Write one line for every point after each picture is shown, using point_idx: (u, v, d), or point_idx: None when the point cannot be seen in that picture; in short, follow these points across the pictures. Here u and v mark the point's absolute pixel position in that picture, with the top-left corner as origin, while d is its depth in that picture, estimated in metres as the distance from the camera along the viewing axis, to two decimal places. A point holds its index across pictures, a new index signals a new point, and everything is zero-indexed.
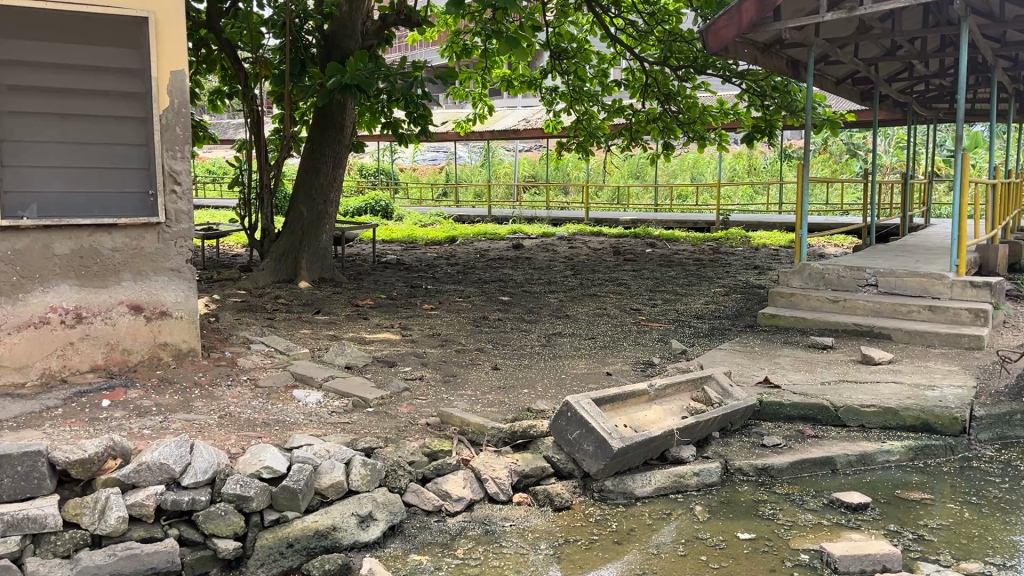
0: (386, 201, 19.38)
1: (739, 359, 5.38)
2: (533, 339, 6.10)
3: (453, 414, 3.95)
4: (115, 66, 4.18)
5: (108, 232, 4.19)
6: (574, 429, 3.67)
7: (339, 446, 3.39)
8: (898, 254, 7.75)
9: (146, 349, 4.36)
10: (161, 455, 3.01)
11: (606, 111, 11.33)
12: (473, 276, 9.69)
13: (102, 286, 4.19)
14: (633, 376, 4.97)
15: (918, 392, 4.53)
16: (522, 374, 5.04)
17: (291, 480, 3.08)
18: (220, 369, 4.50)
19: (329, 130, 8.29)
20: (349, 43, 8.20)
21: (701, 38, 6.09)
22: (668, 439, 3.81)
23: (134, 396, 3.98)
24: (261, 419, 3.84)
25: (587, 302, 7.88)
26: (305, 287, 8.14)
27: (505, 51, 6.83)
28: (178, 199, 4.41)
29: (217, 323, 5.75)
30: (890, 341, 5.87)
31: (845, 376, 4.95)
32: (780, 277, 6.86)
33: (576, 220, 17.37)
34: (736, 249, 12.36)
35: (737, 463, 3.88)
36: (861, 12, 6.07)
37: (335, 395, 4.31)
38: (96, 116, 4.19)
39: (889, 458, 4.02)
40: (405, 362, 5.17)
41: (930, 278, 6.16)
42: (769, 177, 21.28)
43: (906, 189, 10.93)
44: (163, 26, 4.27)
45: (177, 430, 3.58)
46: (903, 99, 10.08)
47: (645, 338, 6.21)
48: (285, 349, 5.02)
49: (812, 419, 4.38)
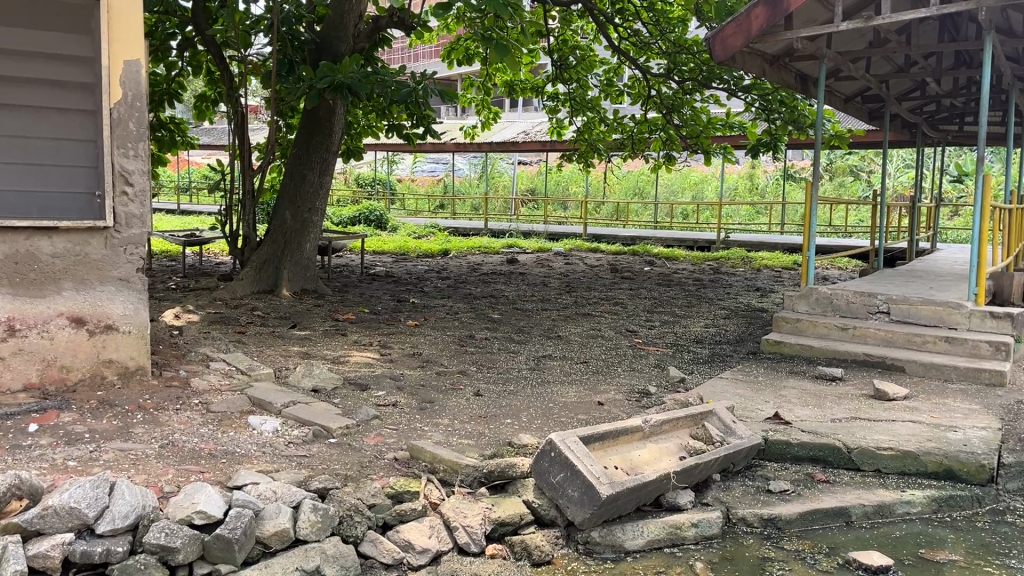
0: (381, 210, 18.97)
1: (741, 391, 4.97)
2: (521, 362, 5.69)
3: (423, 449, 3.55)
4: (63, 53, 3.80)
5: (48, 236, 3.77)
6: (558, 472, 3.24)
7: (289, 487, 2.99)
8: (909, 280, 7.36)
9: (88, 366, 3.93)
10: (72, 498, 2.59)
11: (606, 124, 11.08)
12: (463, 290, 9.30)
13: (39, 295, 3.78)
14: (626, 408, 4.55)
15: (939, 433, 4.11)
16: (506, 403, 4.60)
17: (227, 529, 2.67)
18: (170, 391, 4.07)
19: (317, 135, 7.86)
20: (341, 47, 7.78)
21: (706, 45, 5.82)
22: (664, 484, 3.41)
23: (66, 420, 3.55)
24: (207, 450, 3.42)
25: (580, 322, 7.47)
26: (286, 299, 7.72)
27: (494, 59, 6.49)
28: (130, 201, 3.98)
29: (179, 337, 5.34)
30: (904, 374, 5.45)
31: (857, 412, 4.54)
32: (785, 301, 6.45)
33: (574, 235, 17.01)
34: (737, 270, 11.96)
35: (741, 512, 3.47)
36: (878, 22, 5.68)
37: (294, 422, 3.88)
38: (39, 107, 3.80)
39: (910, 510, 3.61)
40: (379, 385, 4.74)
41: (946, 307, 5.74)
42: (772, 197, 20.96)
43: (914, 212, 10.53)
44: (117, 10, 3.85)
45: (107, 462, 3.15)
46: (913, 118, 9.68)
47: (640, 364, 5.80)
48: (246, 369, 4.60)
49: (822, 461, 3.96)
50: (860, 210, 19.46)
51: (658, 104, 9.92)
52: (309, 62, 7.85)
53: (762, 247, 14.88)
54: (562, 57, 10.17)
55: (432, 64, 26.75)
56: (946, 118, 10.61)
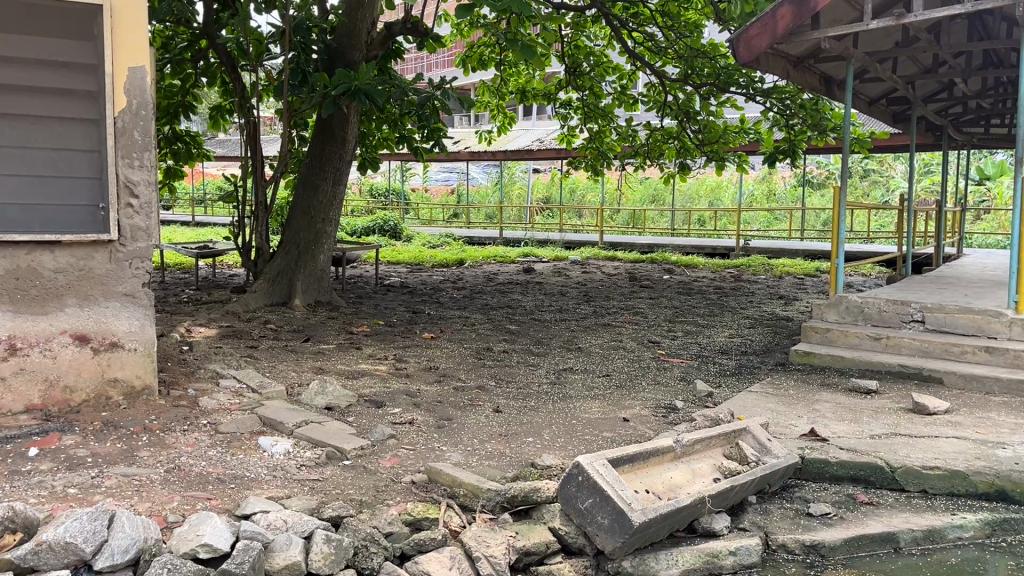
0: (395, 219, 18.83)
1: (773, 405, 4.75)
2: (541, 376, 5.49)
3: (442, 472, 3.36)
4: (64, 60, 3.66)
5: (50, 251, 3.64)
6: (586, 497, 3.03)
7: (301, 516, 2.82)
8: (941, 287, 7.10)
9: (93, 386, 3.78)
10: (68, 533, 2.42)
11: (622, 129, 10.86)
12: (480, 301, 9.12)
13: (41, 312, 3.64)
14: (653, 424, 4.34)
15: (987, 451, 3.87)
16: (528, 420, 4.40)
17: (233, 563, 2.49)
18: (177, 411, 3.90)
19: (330, 144, 7.69)
20: (354, 54, 7.65)
21: (730, 47, 5.60)
22: (699, 508, 3.20)
23: (68, 443, 3.39)
24: (215, 475, 3.25)
25: (601, 333, 7.26)
26: (300, 312, 7.56)
27: (519, 59, 6.33)
28: (134, 214, 3.84)
29: (189, 353, 5.18)
30: (942, 386, 5.22)
31: (898, 428, 4.31)
32: (814, 310, 6.22)
33: (590, 243, 16.80)
34: (758, 277, 11.71)
35: (781, 538, 3.26)
36: (911, 20, 5.44)
37: (306, 444, 3.70)
38: (39, 116, 3.65)
39: (961, 534, 3.39)
40: (395, 402, 4.55)
41: (984, 315, 5.49)
42: (790, 203, 20.71)
43: (941, 216, 10.26)
44: (121, 14, 3.72)
45: (109, 489, 2.98)
46: (939, 121, 9.41)
47: (665, 376, 5.58)
48: (257, 387, 4.43)
49: (864, 481, 3.73)
50: (882, 215, 19.15)
51: (675, 109, 9.73)
52: (321, 70, 7.60)
53: (782, 254, 14.61)
54: (575, 63, 9.93)
55: (446, 72, 26.63)
56: (972, 121, 10.33)
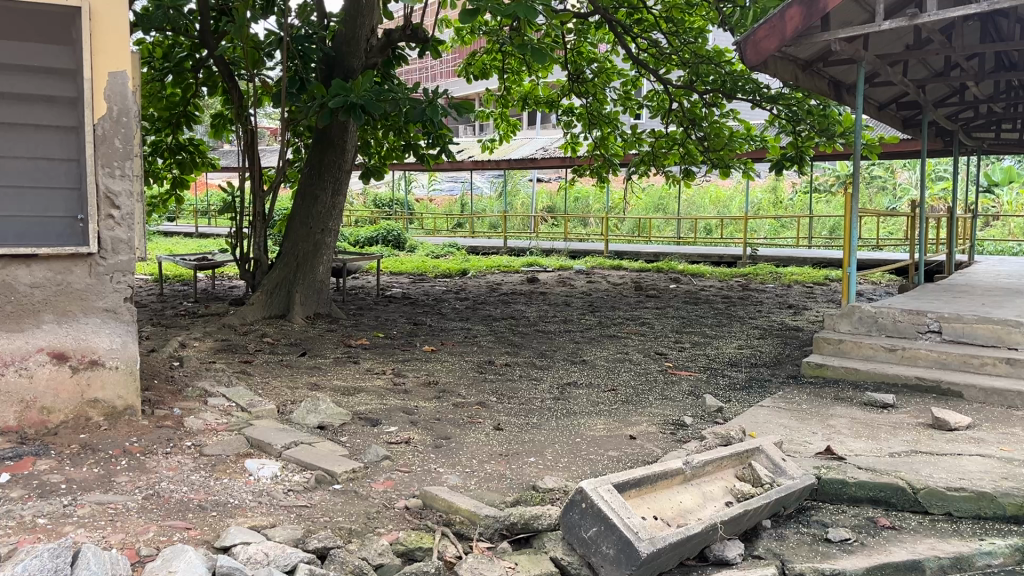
0: (399, 229, 18.66)
1: (786, 421, 4.54)
2: (544, 390, 5.29)
3: (436, 497, 3.17)
4: (40, 66, 3.50)
5: (26, 264, 3.48)
6: (590, 525, 2.83)
7: (283, 548, 2.62)
8: (957, 296, 6.90)
9: (72, 407, 3.61)
10: (26, 571, 2.22)
11: (624, 137, 10.68)
12: (482, 312, 8.93)
13: (16, 329, 3.48)
14: (661, 443, 4.14)
15: (1013, 470, 3.66)
16: (529, 438, 4.20)
17: None
18: (161, 433, 3.72)
19: (328, 153, 7.54)
20: (352, 62, 7.38)
21: (738, 51, 5.43)
22: (712, 535, 3.00)
23: (43, 468, 3.21)
24: (196, 501, 3.06)
25: (607, 345, 7.06)
26: (298, 325, 7.39)
27: (530, 62, 6.06)
28: (116, 225, 3.67)
29: (179, 370, 5.00)
30: (962, 400, 5.01)
31: (917, 445, 4.10)
32: (825, 320, 6.01)
33: (596, 252, 16.60)
34: (767, 286, 11.52)
35: (798, 567, 3.05)
36: (925, 19, 5.24)
37: (294, 466, 3.52)
38: (13, 124, 3.48)
39: (991, 561, 3.18)
40: (391, 420, 4.36)
41: (1004, 325, 5.29)
42: (796, 210, 20.51)
43: (952, 222, 10.04)
44: (100, 18, 3.56)
45: (81, 519, 2.80)
46: (950, 125, 9.22)
47: (673, 391, 5.38)
48: (247, 406, 4.25)
49: (884, 503, 3.52)
50: (891, 223, 18.96)
51: (680, 116, 9.55)
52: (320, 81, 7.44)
53: (791, 262, 14.40)
54: (578, 69, 9.80)
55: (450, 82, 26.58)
56: (983, 126, 10.11)
